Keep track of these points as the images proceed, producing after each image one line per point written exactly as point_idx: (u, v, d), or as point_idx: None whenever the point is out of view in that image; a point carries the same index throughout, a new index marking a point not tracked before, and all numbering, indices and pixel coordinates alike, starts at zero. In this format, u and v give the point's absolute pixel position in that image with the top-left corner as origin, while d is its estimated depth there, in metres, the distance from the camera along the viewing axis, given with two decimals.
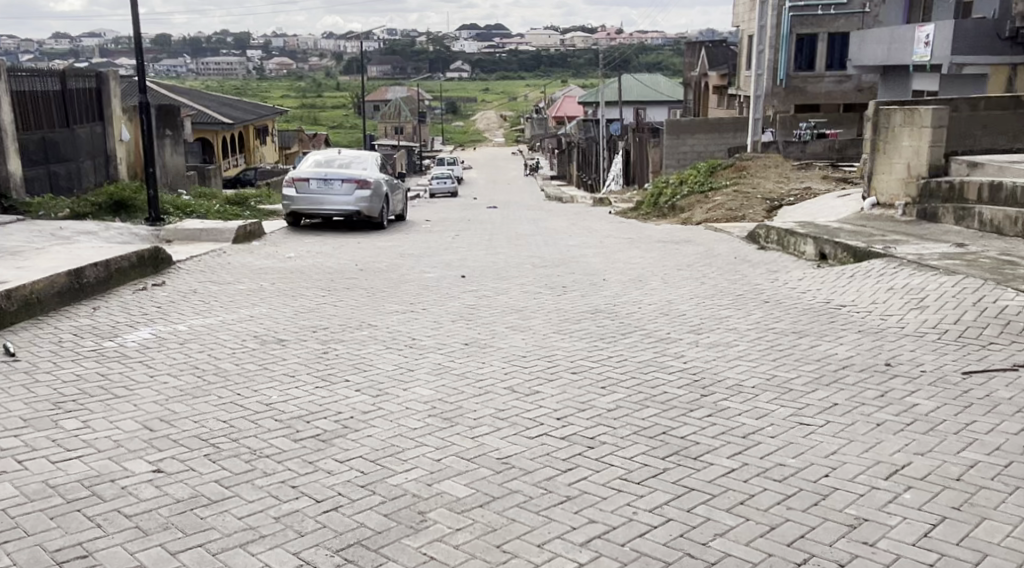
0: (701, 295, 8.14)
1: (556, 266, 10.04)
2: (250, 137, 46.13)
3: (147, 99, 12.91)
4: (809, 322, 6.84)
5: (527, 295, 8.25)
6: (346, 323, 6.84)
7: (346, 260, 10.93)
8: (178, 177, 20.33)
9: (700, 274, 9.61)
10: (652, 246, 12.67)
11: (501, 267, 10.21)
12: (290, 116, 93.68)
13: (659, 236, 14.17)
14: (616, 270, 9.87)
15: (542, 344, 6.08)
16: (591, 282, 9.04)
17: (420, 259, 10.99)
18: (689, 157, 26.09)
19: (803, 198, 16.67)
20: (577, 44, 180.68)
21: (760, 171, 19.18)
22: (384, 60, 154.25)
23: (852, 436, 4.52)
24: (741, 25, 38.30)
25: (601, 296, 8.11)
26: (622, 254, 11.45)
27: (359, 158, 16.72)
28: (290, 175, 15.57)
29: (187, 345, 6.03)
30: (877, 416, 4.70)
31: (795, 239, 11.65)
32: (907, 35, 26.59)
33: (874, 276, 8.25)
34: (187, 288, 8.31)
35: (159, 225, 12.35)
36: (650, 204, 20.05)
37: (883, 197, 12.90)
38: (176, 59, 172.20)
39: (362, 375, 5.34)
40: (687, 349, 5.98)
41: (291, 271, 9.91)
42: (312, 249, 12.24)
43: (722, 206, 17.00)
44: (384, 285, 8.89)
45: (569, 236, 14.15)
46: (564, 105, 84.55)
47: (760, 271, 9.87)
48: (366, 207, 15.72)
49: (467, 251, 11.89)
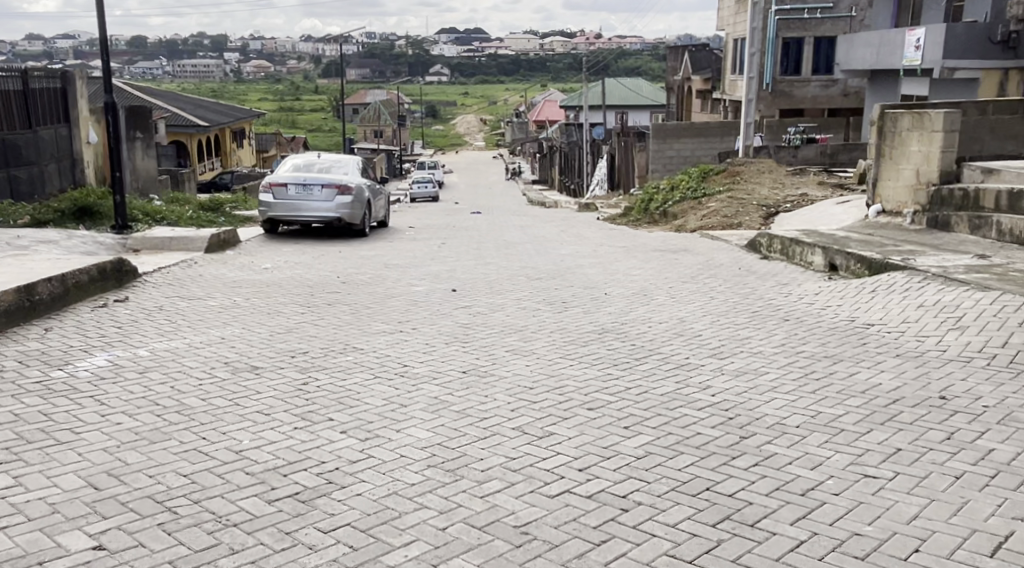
0: (713, 312, 7.54)
1: (552, 279, 9.41)
2: (227, 140, 45.25)
3: (114, 100, 12.14)
4: (839, 345, 6.22)
5: (525, 312, 7.61)
6: (329, 347, 6.15)
7: (327, 272, 10.25)
8: (150, 181, 19.54)
9: (706, 288, 9.01)
10: (649, 256, 12.06)
11: (494, 280, 9.57)
12: (268, 120, 92.67)
13: (654, 244, 13.57)
14: (616, 283, 9.26)
15: (549, 373, 5.43)
16: (591, 297, 8.42)
17: (407, 271, 10.33)
18: (676, 163, 25.56)
19: (800, 204, 16.14)
20: (558, 49, 180.53)
21: (753, 177, 18.65)
22: (363, 64, 153.42)
23: (932, 494, 3.86)
24: (726, 30, 37.88)
25: (605, 314, 7.48)
26: (619, 266, 10.83)
27: (340, 163, 16.05)
28: (268, 181, 14.89)
29: (148, 373, 5.31)
30: (953, 465, 4.08)
31: (800, 248, 11.08)
32: (896, 39, 26.17)
33: (899, 291, 7.64)
34: (153, 305, 7.61)
35: (125, 233, 11.64)
36: (640, 209, 19.48)
37: (888, 205, 12.34)
38: (153, 62, 170.63)
39: (348, 413, 4.66)
40: (712, 378, 5.36)
41: (268, 284, 9.23)
42: (290, 259, 11.56)
43: (717, 212, 16.44)
44: (370, 301, 8.21)
45: (561, 244, 13.54)
46: (546, 110, 84.09)
47: (769, 284, 9.29)
48: (347, 213, 15.02)
49: (456, 261, 11.24)
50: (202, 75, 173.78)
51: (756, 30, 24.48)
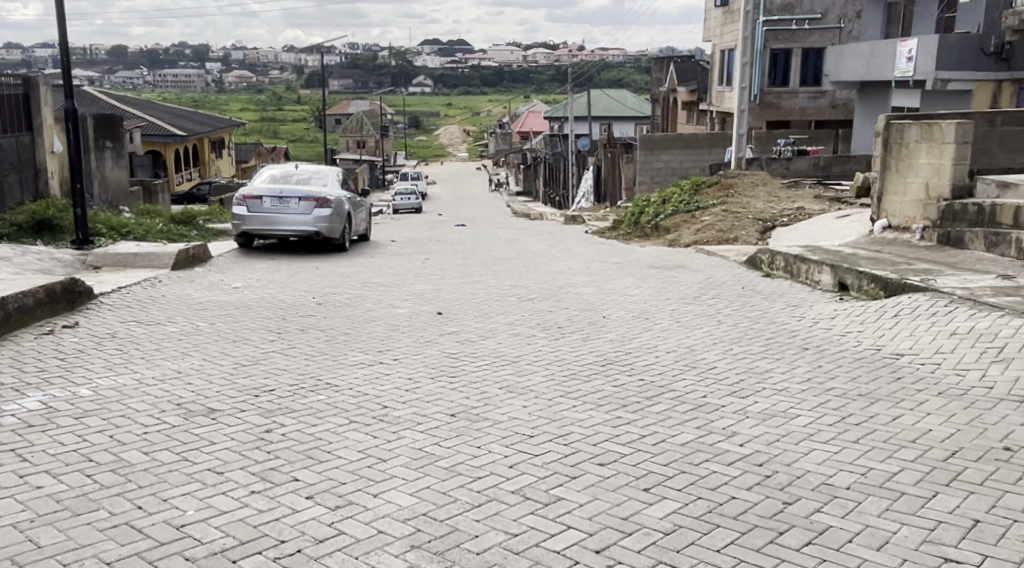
0: (724, 340, 6.88)
1: (544, 302, 8.75)
2: (205, 150, 44.43)
3: (75, 108, 11.40)
4: (872, 380, 5.56)
5: (516, 340, 6.92)
6: (299, 384, 5.44)
7: (302, 292, 9.53)
8: (120, 193, 18.79)
9: (710, 310, 8.38)
10: (644, 273, 11.44)
11: (482, 301, 8.90)
12: (249, 129, 91.85)
13: (649, 261, 12.94)
14: (614, 306, 8.61)
15: (551, 417, 4.74)
16: (588, 321, 7.76)
17: (389, 291, 9.64)
18: (665, 174, 24.97)
19: (797, 218, 15.58)
20: (540, 61, 180.80)
21: (747, 189, 18.10)
22: (345, 74, 152.88)
23: None
24: (712, 41, 37.44)
25: (605, 343, 6.82)
26: (615, 285, 10.18)
27: (319, 174, 15.34)
28: (242, 193, 14.19)
29: (86, 417, 4.60)
30: None
31: (806, 266, 10.46)
32: (887, 50, 25.70)
33: (924, 316, 7.01)
34: (105, 332, 6.88)
35: (86, 249, 10.94)
36: (630, 222, 18.86)
37: (895, 219, 11.76)
38: (132, 72, 169.51)
39: (317, 472, 3.97)
40: (738, 423, 4.68)
41: (238, 305, 8.54)
42: (263, 276, 10.85)
43: (712, 226, 15.84)
44: (347, 326, 7.52)
45: (550, 260, 12.88)
46: (529, 121, 83.75)
47: (778, 305, 8.66)
48: (325, 227, 14.27)
49: (440, 280, 10.55)
50: (184, 84, 172.34)
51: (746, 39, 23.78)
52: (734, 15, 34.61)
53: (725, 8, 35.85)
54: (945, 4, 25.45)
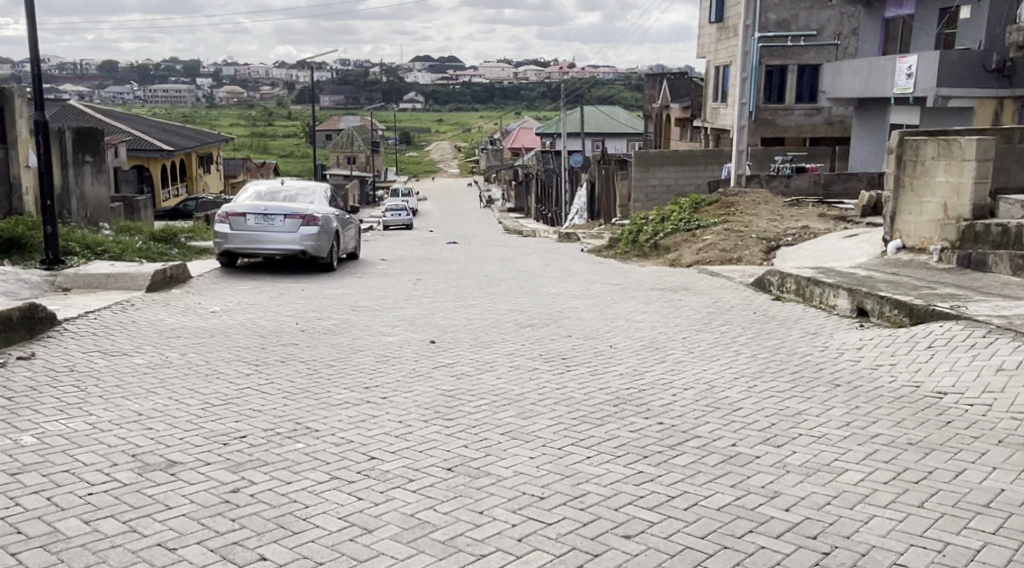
0: (745, 375, 6.28)
1: (545, 329, 8.18)
2: (192, 166, 43.81)
3: (46, 119, 10.78)
4: (920, 423, 4.98)
5: (516, 374, 6.30)
6: (276, 429, 4.84)
7: (284, 316, 8.91)
8: (99, 209, 18.15)
9: (723, 339, 7.81)
10: (646, 296, 10.86)
11: (478, 328, 8.31)
12: (238, 145, 91.28)
13: (650, 282, 12.38)
14: (619, 333, 8.03)
15: (564, 473, 4.18)
16: (594, 351, 7.17)
17: (380, 316, 9.05)
18: (660, 191, 24.43)
19: (803, 238, 15.04)
20: (531, 78, 181.01)
21: (749, 207, 17.56)
22: (336, 91, 152.60)
23: None
24: (707, 57, 37.06)
25: (614, 378, 6.23)
26: (616, 310, 9.60)
27: (306, 191, 14.72)
28: (224, 210, 13.58)
29: (24, 472, 4.03)
30: None
31: (819, 289, 9.90)
32: (885, 66, 25.15)
33: (963, 347, 6.42)
34: (63, 364, 6.27)
35: (56, 270, 10.35)
36: (628, 240, 18.29)
37: (909, 240, 11.24)
38: (121, 87, 169.02)
39: (290, 550, 3.45)
40: (778, 481, 4.12)
41: (214, 332, 7.94)
42: (245, 298, 10.25)
43: (714, 245, 15.28)
44: (331, 357, 6.91)
45: (547, 282, 12.31)
46: (521, 137, 83.41)
47: (795, 334, 8.09)
48: (312, 245, 13.64)
49: (432, 304, 9.94)
50: (175, 99, 171.75)
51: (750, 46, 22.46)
52: (729, 31, 34.23)
53: (719, 24, 35.51)
54: (944, 19, 24.22)
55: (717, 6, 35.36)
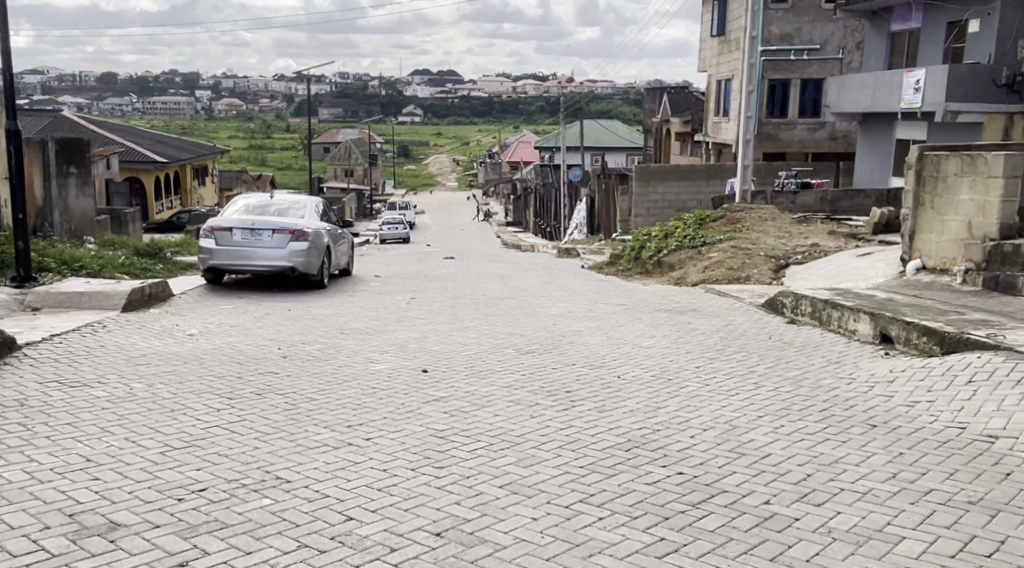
0: (769, 414, 5.67)
1: (546, 356, 7.62)
2: (187, 178, 43.32)
3: (18, 128, 10.19)
4: (978, 474, 4.40)
5: (516, 410, 5.68)
6: (243, 480, 4.26)
7: (266, 341, 8.30)
8: (84, 222, 17.59)
9: (739, 368, 7.22)
10: (651, 319, 10.27)
11: (473, 355, 7.72)
12: (236, 157, 90.92)
13: (655, 304, 11.79)
14: (626, 361, 7.45)
15: (573, 542, 3.66)
16: (600, 383, 6.58)
17: (369, 340, 8.46)
18: (661, 207, 23.88)
19: (813, 256, 14.47)
20: (530, 92, 181.00)
21: (756, 224, 17.00)
22: (334, 104, 152.48)
23: None
24: (708, 71, 36.59)
25: (624, 415, 5.63)
26: (621, 334, 9.01)
27: (297, 205, 14.13)
28: (210, 224, 13.01)
29: None
30: None
31: (838, 312, 9.31)
32: (890, 80, 24.63)
33: (1010, 383, 5.82)
34: (13, 398, 5.68)
35: (26, 288, 9.80)
36: (630, 257, 17.72)
37: (929, 260, 10.69)
38: (119, 100, 169.07)
39: None
40: (824, 553, 3.59)
41: (187, 358, 7.37)
42: (226, 319, 9.67)
43: (720, 263, 14.70)
44: (312, 389, 6.30)
45: (548, 302, 11.74)
46: (520, 151, 83.04)
47: (815, 363, 7.50)
48: (302, 262, 13.05)
49: (425, 326, 9.33)
50: (173, 111, 171.50)
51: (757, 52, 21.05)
52: (731, 44, 33.73)
53: (720, 37, 35.01)
54: (952, 34, 23.52)
55: (718, 19, 34.86)
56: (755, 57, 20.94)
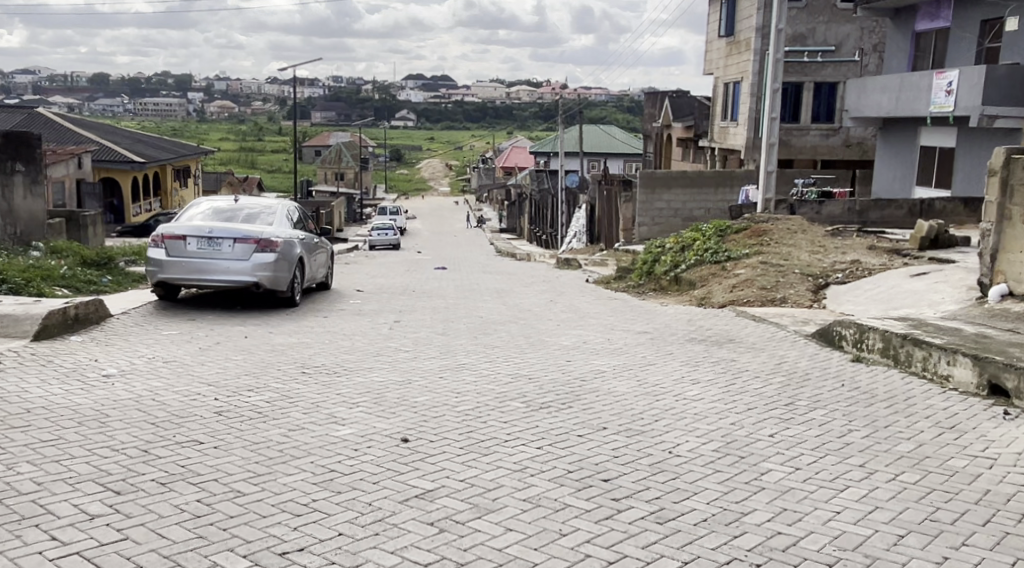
0: (911, 532, 3.84)
1: (563, 418, 5.75)
2: (168, 179, 41.43)
3: None
4: None
5: (535, 525, 3.86)
6: None
7: (200, 387, 6.43)
8: (34, 227, 15.65)
9: (831, 438, 5.35)
10: (682, 353, 8.44)
11: (469, 414, 5.85)
12: (224, 159, 88.91)
13: (682, 332, 9.95)
14: (672, 428, 5.57)
15: None
16: (652, 468, 4.72)
17: (332, 386, 6.60)
18: (668, 215, 22.09)
19: (855, 276, 12.67)
20: (523, 99, 179.93)
21: (784, 236, 15.22)
22: (327, 108, 150.79)
23: None
24: (715, 73, 34.79)
25: (700, 534, 3.82)
26: (651, 378, 7.16)
27: (266, 210, 12.22)
28: (161, 231, 11.16)
29: None
30: None
31: (922, 350, 7.49)
32: (916, 82, 22.82)
33: None
34: None
35: None
36: (643, 271, 15.93)
37: (1018, 285, 8.90)
38: (107, 101, 167.35)
39: None
40: None
41: (86, 416, 5.47)
42: (161, 352, 7.81)
43: (749, 281, 12.87)
44: (242, 475, 4.43)
45: (555, 329, 9.92)
46: (515, 157, 81.28)
47: (923, 430, 5.63)
48: (268, 276, 11.17)
49: (408, 366, 7.45)
50: (164, 111, 169.10)
51: (781, 46, 19.03)
52: (740, 46, 31.83)
53: (728, 38, 33.13)
54: (989, 33, 21.73)
55: (727, 19, 32.94)
56: (780, 52, 18.92)
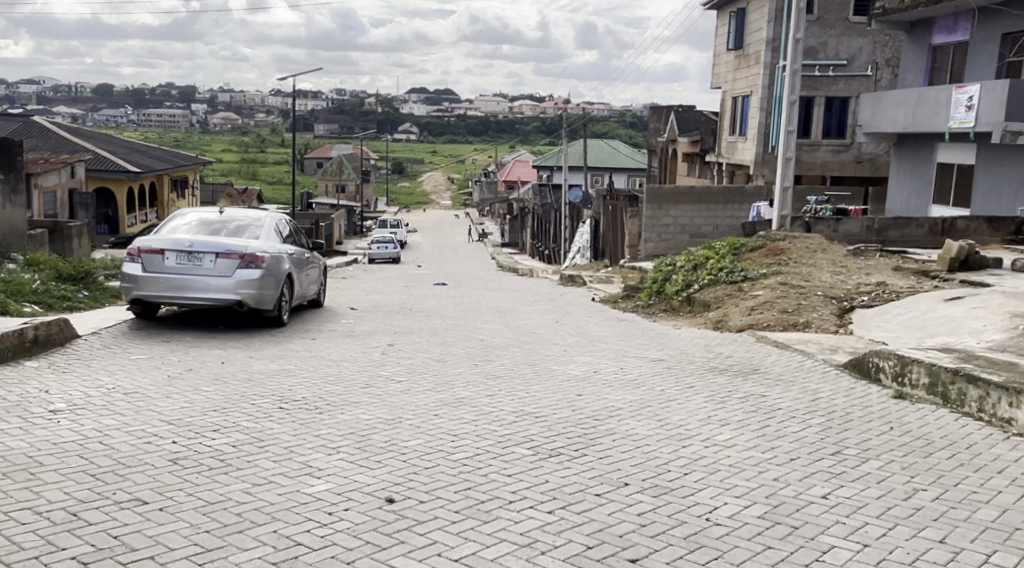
0: None
1: (576, 469, 4.92)
2: (165, 189, 40.72)
3: None
4: None
5: None
6: None
7: (158, 426, 5.60)
8: (13, 237, 14.84)
9: (900, 501, 4.50)
10: (703, 386, 7.61)
11: (466, 462, 5.00)
12: (225, 170, 88.31)
13: (700, 360, 9.14)
14: (705, 485, 4.73)
15: None
16: (687, 543, 3.91)
17: (312, 426, 5.76)
18: (676, 232, 21.30)
19: (881, 298, 11.85)
20: (525, 113, 179.61)
21: (803, 255, 14.41)
22: (330, 120, 150.45)
23: None
24: (723, 86, 34.05)
25: None
26: (673, 418, 6.32)
27: (253, 224, 11.39)
28: (138, 244, 10.36)
29: None
30: None
31: (979, 390, 6.66)
32: (934, 97, 22.02)
33: None
34: None
35: None
36: (652, 290, 15.12)
37: None
38: (109, 111, 167.59)
39: None
40: None
41: (13, 467, 4.65)
42: (123, 381, 7.01)
43: (769, 302, 12.04)
44: (189, 552, 3.64)
45: (561, 356, 9.09)
46: (517, 170, 80.66)
47: (1002, 490, 4.76)
48: (252, 294, 10.34)
49: (398, 401, 6.61)
50: (167, 123, 168.78)
51: (798, 57, 18.25)
52: (749, 59, 31.06)
53: (737, 51, 32.35)
54: (1010, 46, 20.97)
55: (735, 31, 32.18)
56: (797, 64, 18.11)
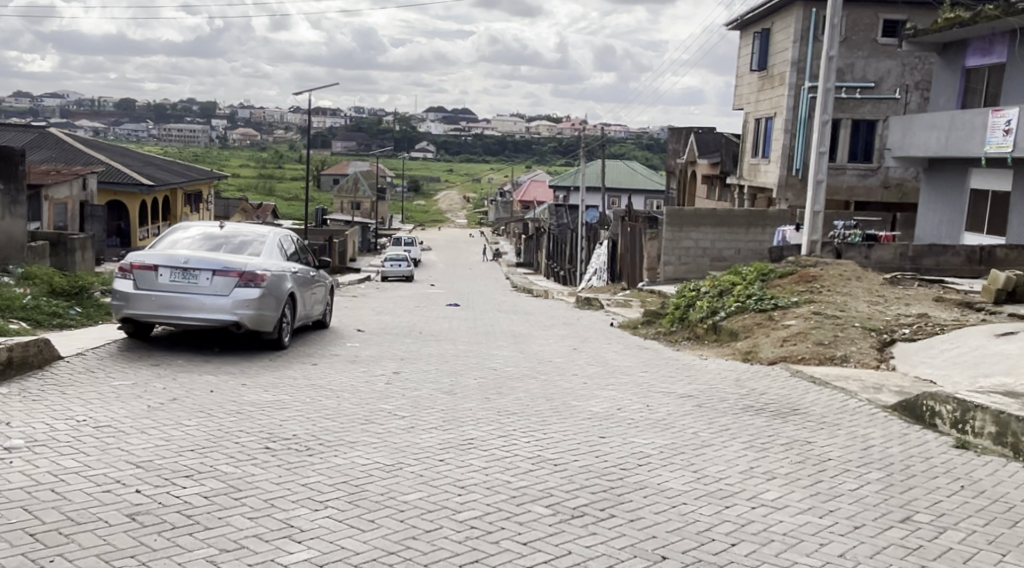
0: None
1: (605, 536, 4.21)
2: (178, 204, 40.26)
3: None
4: None
5: None
6: None
7: (123, 470, 4.88)
8: (10, 251, 14.17)
9: None
10: (740, 429, 6.83)
11: (480, 523, 4.29)
12: (241, 185, 88.09)
13: (733, 396, 8.38)
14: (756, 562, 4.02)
15: None
16: None
17: (302, 472, 5.02)
18: (697, 255, 20.55)
19: (923, 331, 11.06)
20: (542, 133, 179.34)
21: (834, 283, 13.63)
22: (347, 137, 150.52)
23: None
24: (746, 108, 33.35)
25: None
26: (711, 469, 5.55)
27: (255, 240, 10.70)
28: (130, 260, 9.68)
29: None
30: None
31: None
32: (968, 121, 21.18)
33: None
34: None
35: None
36: (676, 316, 14.34)
37: None
38: (129, 124, 168.48)
39: None
40: None
41: None
42: (95, 410, 6.29)
43: (803, 333, 11.27)
44: None
45: (576, 389, 8.35)
46: (534, 190, 80.04)
47: None
48: (250, 315, 9.66)
49: (401, 441, 5.88)
50: (186, 137, 169.22)
51: (831, 76, 17.48)
52: (773, 80, 30.31)
53: (761, 72, 31.61)
54: None
55: (760, 52, 31.43)
56: (831, 82, 17.34)
